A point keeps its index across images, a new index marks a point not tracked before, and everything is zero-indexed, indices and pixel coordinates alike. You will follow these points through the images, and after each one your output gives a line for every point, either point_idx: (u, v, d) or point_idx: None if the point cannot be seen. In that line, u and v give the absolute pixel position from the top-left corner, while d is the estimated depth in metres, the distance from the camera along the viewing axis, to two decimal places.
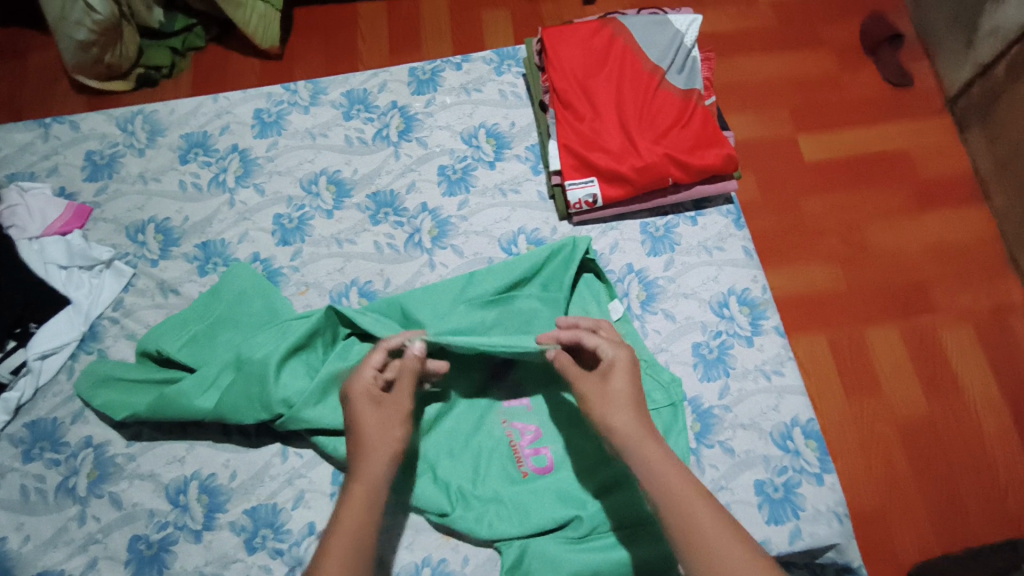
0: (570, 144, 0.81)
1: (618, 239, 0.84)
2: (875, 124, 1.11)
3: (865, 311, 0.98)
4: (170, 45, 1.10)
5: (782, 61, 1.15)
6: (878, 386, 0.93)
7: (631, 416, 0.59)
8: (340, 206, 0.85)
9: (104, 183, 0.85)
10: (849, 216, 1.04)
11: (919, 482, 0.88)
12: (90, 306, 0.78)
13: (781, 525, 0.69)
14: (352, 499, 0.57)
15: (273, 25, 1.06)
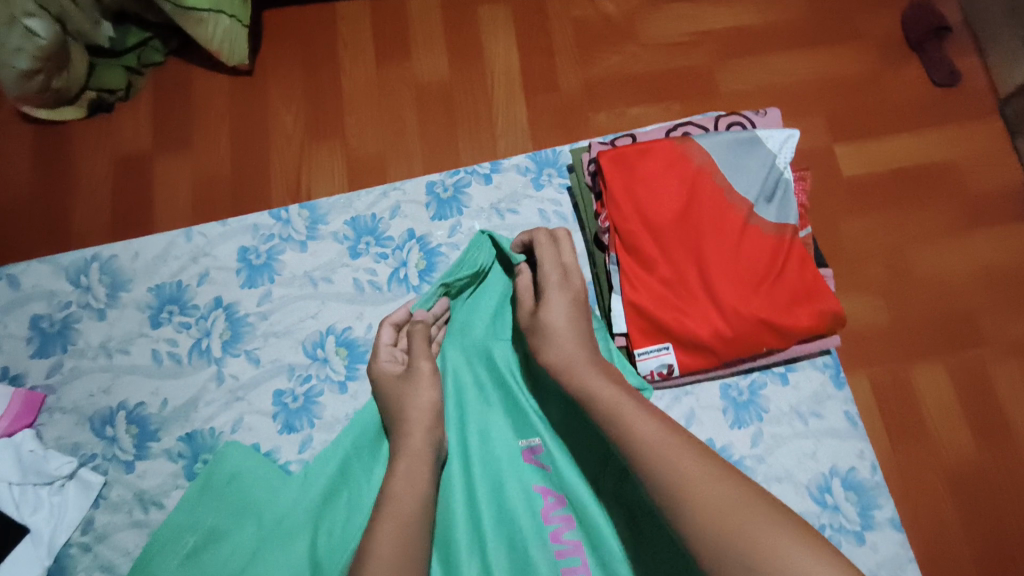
0: (643, 304, 0.66)
1: (694, 408, 0.70)
2: (927, 130, 0.93)
3: (910, 346, 0.83)
4: (124, 64, 0.88)
5: (818, 60, 0.95)
6: (924, 429, 0.80)
7: (579, 339, 0.61)
8: (354, 375, 0.69)
9: (57, 360, 0.69)
10: (893, 237, 0.88)
11: (969, 533, 0.76)
12: (54, 532, 0.63)
13: None
14: (399, 468, 0.58)
15: (242, 38, 0.85)
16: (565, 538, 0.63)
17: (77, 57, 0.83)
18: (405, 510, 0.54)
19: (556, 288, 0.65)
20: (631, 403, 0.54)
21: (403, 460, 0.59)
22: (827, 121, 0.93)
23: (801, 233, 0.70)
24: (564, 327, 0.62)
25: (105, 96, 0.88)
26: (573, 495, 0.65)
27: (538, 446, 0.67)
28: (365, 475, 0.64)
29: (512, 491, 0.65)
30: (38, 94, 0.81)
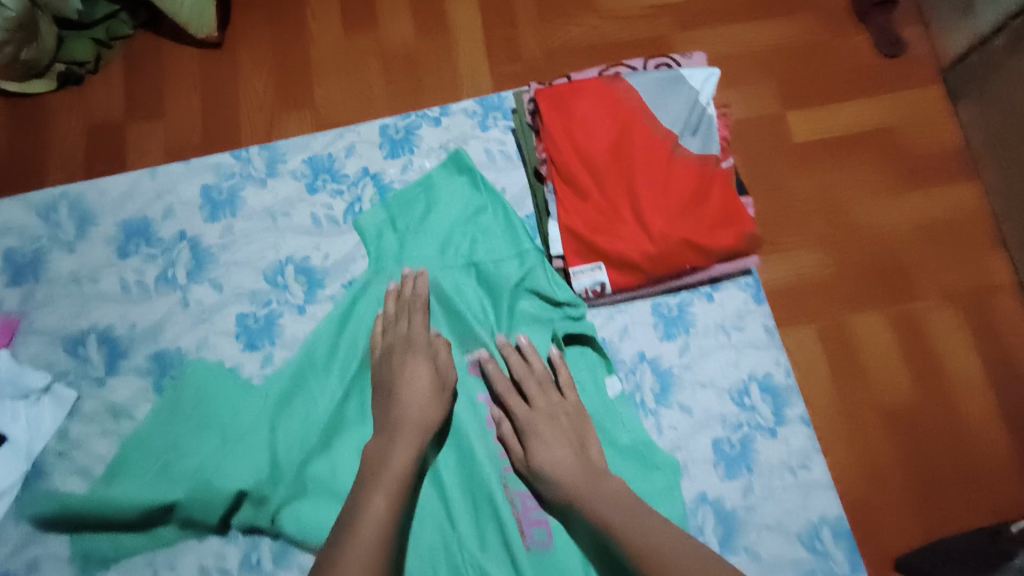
0: (575, 228, 0.72)
1: (628, 324, 0.75)
2: (867, 96, 0.99)
3: (852, 296, 0.90)
4: (92, 36, 0.92)
5: (769, 29, 1.02)
6: (863, 372, 0.86)
7: (578, 469, 0.65)
8: (312, 300, 0.75)
9: (30, 289, 0.73)
10: (836, 195, 0.94)
11: (904, 470, 0.82)
12: (32, 440, 0.69)
13: None
14: (400, 453, 0.62)
15: (208, 11, 0.91)
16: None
17: (44, 28, 0.87)
18: (398, 487, 0.60)
19: (538, 423, 0.68)
20: (638, 524, 0.61)
21: (404, 435, 0.64)
22: (779, 88, 0.99)
23: (724, 163, 0.75)
24: (565, 461, 0.66)
25: (74, 68, 0.92)
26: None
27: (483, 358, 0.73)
28: (320, 385, 0.71)
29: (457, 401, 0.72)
30: (7, 64, 0.86)
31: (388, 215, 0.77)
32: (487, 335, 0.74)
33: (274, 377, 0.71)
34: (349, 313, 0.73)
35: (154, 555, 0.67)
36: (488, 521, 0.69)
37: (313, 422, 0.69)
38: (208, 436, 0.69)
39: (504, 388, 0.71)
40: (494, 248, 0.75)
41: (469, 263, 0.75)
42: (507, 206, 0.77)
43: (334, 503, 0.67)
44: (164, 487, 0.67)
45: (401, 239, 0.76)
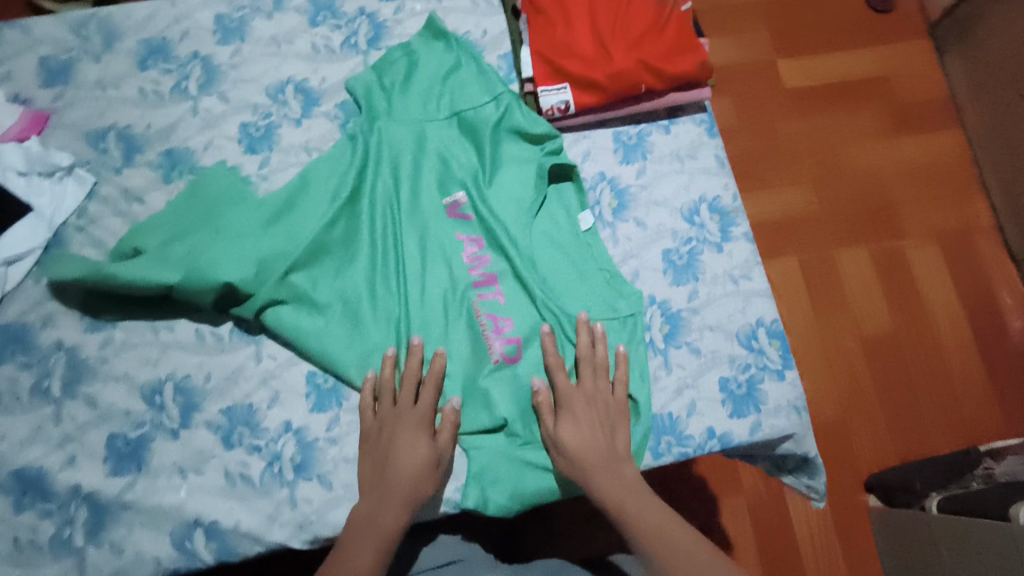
0: (542, 51, 0.81)
1: (590, 148, 0.84)
2: (831, 62, 1.54)
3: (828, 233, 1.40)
4: None
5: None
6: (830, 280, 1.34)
7: (602, 451, 0.67)
8: (308, 114, 0.83)
9: (61, 90, 0.82)
10: (813, 145, 1.47)
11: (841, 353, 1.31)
12: (53, 213, 0.76)
13: (743, 419, 0.74)
14: (387, 515, 0.64)
15: None
16: (481, 272, 0.77)
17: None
18: (384, 545, 0.63)
19: (574, 406, 0.69)
20: (643, 506, 0.65)
21: (392, 502, 0.65)
22: (742, 37, 1.54)
23: (683, 7, 0.85)
24: (592, 446, 0.67)
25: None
26: (491, 239, 0.79)
27: (461, 199, 0.80)
28: (310, 210, 0.77)
29: (434, 232, 0.79)
30: None
31: (376, 76, 0.84)
32: (469, 180, 0.81)
33: (269, 196, 0.78)
34: (340, 151, 0.81)
35: (156, 319, 0.75)
36: (457, 326, 0.76)
37: (301, 233, 0.76)
38: (207, 233, 0.75)
39: (556, 361, 0.72)
40: (477, 104, 0.82)
41: (452, 115, 0.82)
42: (478, 56, 0.86)
43: (315, 310, 0.75)
44: (159, 268, 0.71)
45: (388, 94, 0.83)
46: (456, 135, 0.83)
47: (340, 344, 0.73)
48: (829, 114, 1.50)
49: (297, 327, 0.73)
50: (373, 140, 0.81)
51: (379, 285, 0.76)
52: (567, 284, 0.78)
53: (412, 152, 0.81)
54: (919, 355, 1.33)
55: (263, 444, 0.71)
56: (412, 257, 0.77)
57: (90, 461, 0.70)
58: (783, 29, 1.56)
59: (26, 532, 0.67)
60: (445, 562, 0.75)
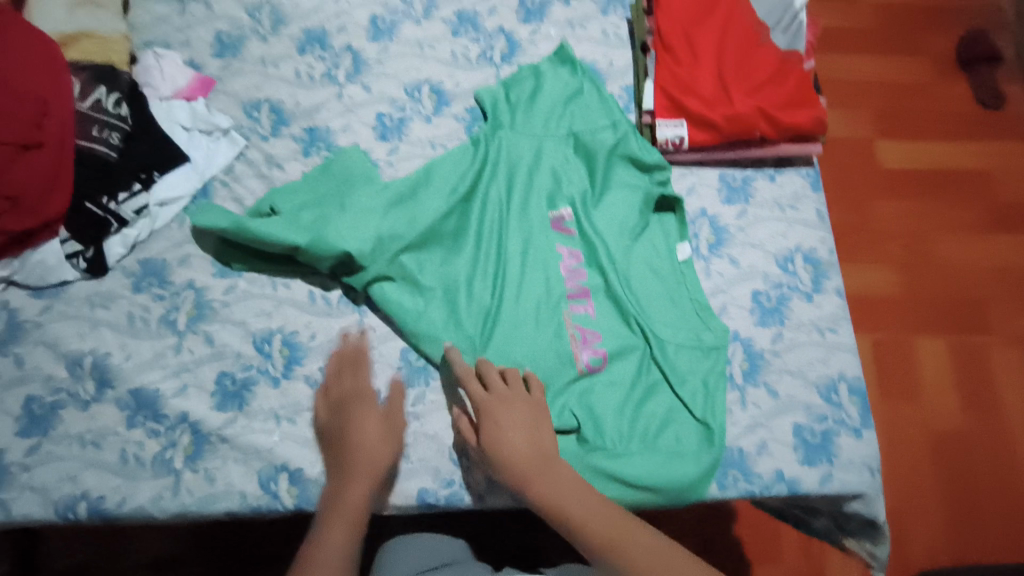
0: (665, 85, 0.86)
1: (695, 184, 0.88)
2: (937, 145, 1.53)
3: (919, 319, 1.38)
4: None
5: (880, 64, 1.59)
6: (909, 367, 1.34)
7: (534, 456, 0.67)
8: (438, 113, 0.91)
9: (228, 62, 0.91)
10: (911, 227, 1.46)
11: (912, 441, 1.29)
12: (206, 167, 0.85)
13: (814, 467, 0.75)
14: (354, 490, 0.67)
15: None
16: (576, 284, 0.83)
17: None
18: (356, 520, 0.66)
19: (493, 412, 0.69)
20: (593, 510, 0.63)
21: (357, 476, 0.68)
22: (849, 107, 1.55)
23: (805, 64, 0.87)
24: (523, 448, 0.67)
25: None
26: (590, 255, 0.84)
27: (567, 215, 0.85)
28: (428, 201, 0.83)
29: (539, 240, 0.84)
30: None
31: (504, 89, 0.90)
32: (578, 198, 0.86)
33: (394, 181, 0.84)
34: (463, 152, 0.87)
35: (276, 276, 0.81)
36: (549, 330, 0.80)
37: (417, 220, 0.81)
38: (334, 207, 0.81)
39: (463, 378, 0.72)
40: (596, 129, 0.87)
41: (570, 135, 0.88)
42: (599, 83, 0.92)
43: (417, 292, 0.80)
44: (289, 231, 0.78)
45: (512, 108, 0.89)
46: (571, 153, 0.88)
47: (436, 327, 0.78)
48: (924, 199, 1.49)
49: (402, 305, 0.79)
50: (494, 147, 0.86)
51: (481, 279, 0.81)
52: (657, 308, 0.82)
53: (527, 162, 0.86)
54: (993, 455, 1.29)
55: None
56: (514, 259, 0.82)
57: (199, 392, 0.76)
58: (886, 110, 1.55)
59: (134, 447, 0.73)
60: (437, 565, 0.78)
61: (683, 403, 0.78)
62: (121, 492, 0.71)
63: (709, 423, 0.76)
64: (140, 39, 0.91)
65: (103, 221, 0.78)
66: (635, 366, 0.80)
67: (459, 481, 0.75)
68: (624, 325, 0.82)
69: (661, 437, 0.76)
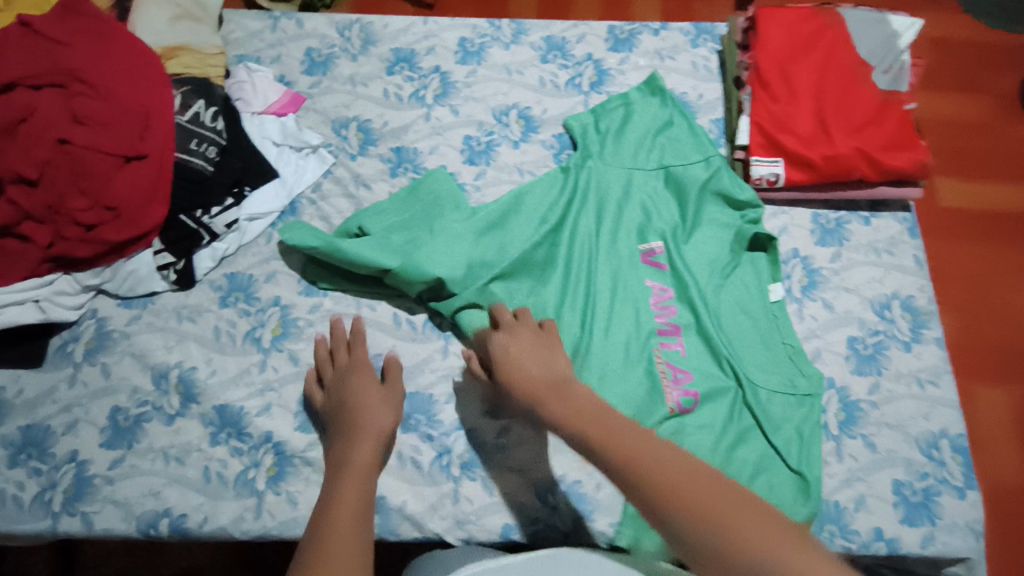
0: (762, 122, 0.84)
1: (788, 223, 0.87)
2: None
3: (980, 371, 1.11)
4: None
5: (967, 95, 1.33)
6: (987, 437, 1.08)
7: (549, 380, 0.66)
8: (526, 139, 0.90)
9: (318, 79, 0.91)
10: (986, 270, 1.19)
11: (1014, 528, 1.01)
12: (294, 184, 0.84)
13: (915, 527, 0.74)
14: (360, 449, 0.66)
15: None
16: (666, 321, 0.81)
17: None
18: (364, 477, 0.64)
19: (503, 340, 0.70)
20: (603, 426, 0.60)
21: (361, 438, 0.67)
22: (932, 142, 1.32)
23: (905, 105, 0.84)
24: (536, 372, 0.67)
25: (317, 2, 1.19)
26: (680, 291, 0.82)
27: (656, 249, 0.84)
28: (519, 230, 0.82)
29: (629, 275, 0.82)
30: None
31: (594, 117, 0.89)
32: (667, 232, 0.84)
33: (482, 207, 0.83)
34: (553, 180, 0.86)
35: (361, 298, 0.81)
36: (638, 368, 0.79)
37: (507, 249, 0.81)
38: (423, 233, 0.80)
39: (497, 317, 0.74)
40: (688, 162, 0.86)
41: (661, 167, 0.86)
42: (688, 114, 0.90)
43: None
44: (381, 254, 0.77)
45: (602, 137, 0.87)
46: (661, 187, 0.86)
47: None
48: (953, 235, 1.23)
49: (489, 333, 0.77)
50: (583, 177, 0.85)
51: (569, 311, 0.80)
52: (749, 350, 0.80)
53: (617, 193, 0.85)
54: None
55: (436, 436, 0.76)
56: (603, 292, 0.81)
57: (282, 412, 0.75)
58: (977, 144, 1.30)
59: (217, 465, 0.72)
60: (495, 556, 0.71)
61: (778, 452, 0.76)
62: (203, 511, 0.70)
63: (804, 474, 0.74)
64: (233, 53, 0.91)
65: (196, 234, 0.78)
66: (726, 409, 0.77)
67: (546, 521, 0.73)
68: (714, 366, 0.80)
69: (753, 484, 0.74)
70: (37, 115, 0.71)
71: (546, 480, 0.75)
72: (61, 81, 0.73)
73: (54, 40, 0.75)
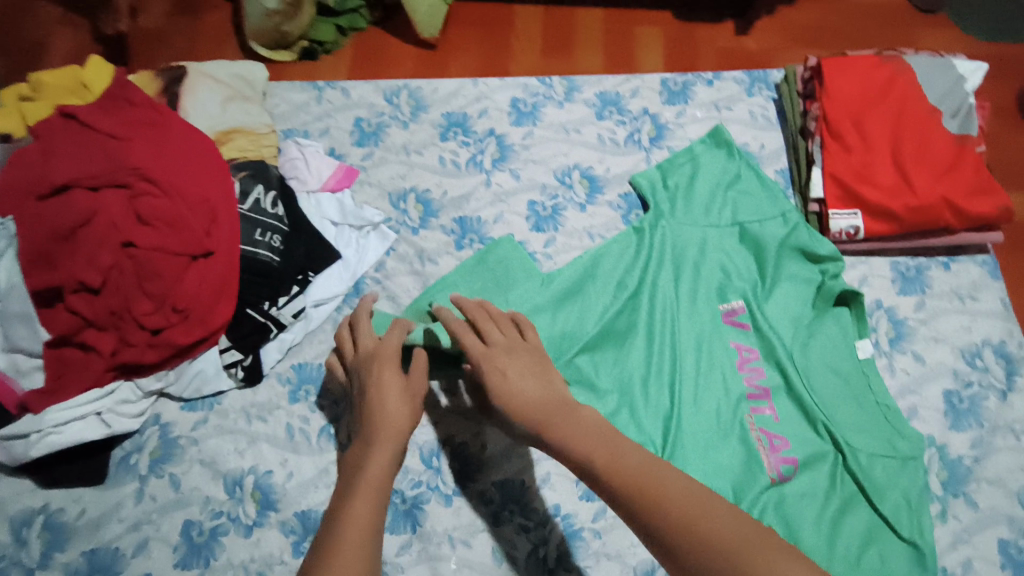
0: (839, 174, 0.82)
1: (867, 273, 0.86)
2: None
3: None
4: (336, 23, 1.00)
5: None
6: None
7: (552, 400, 0.59)
8: (592, 201, 0.87)
9: (370, 150, 0.87)
10: None
11: None
12: (357, 264, 0.80)
13: None
14: (378, 459, 0.56)
15: (439, 13, 0.98)
16: (756, 384, 0.77)
17: (305, 7, 0.95)
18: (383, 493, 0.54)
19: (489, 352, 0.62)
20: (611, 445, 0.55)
21: (377, 442, 0.57)
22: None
23: (977, 148, 0.82)
24: (538, 394, 0.60)
25: (314, 47, 0.99)
26: (767, 351, 0.79)
27: (738, 308, 0.80)
28: (597, 297, 0.79)
29: (717, 338, 0.78)
30: (270, 31, 0.95)
31: (660, 175, 0.87)
32: (747, 289, 0.81)
33: (557, 274, 0.80)
34: (627, 243, 0.83)
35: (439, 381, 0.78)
36: (732, 439, 0.74)
37: (590, 320, 0.77)
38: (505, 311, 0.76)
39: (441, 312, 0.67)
40: (763, 216, 0.83)
41: (736, 224, 0.83)
42: (755, 167, 0.88)
43: (595, 397, 0.75)
44: None
45: (671, 197, 0.85)
46: (738, 245, 0.83)
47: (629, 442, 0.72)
48: None
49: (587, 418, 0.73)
50: (658, 238, 0.82)
51: (656, 379, 0.76)
52: (845, 412, 0.76)
53: (693, 254, 0.82)
54: None
55: (531, 525, 0.72)
56: (688, 357, 0.77)
57: None
58: None
59: None
60: None
61: (888, 521, 0.71)
62: None
63: (917, 542, 0.70)
64: (281, 128, 0.88)
65: (264, 327, 0.74)
66: (828, 476, 0.73)
67: None
68: (808, 429, 0.76)
69: (866, 556, 0.69)
70: (98, 217, 0.69)
71: (644, 562, 0.71)
72: (122, 179, 0.70)
73: (110, 136, 0.72)
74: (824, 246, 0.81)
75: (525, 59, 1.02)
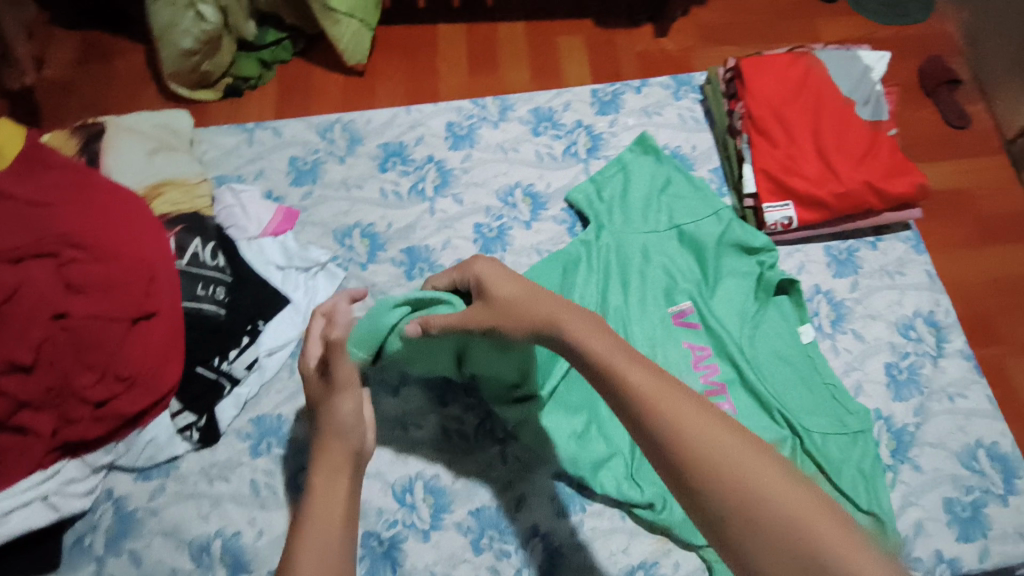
0: (768, 168, 0.85)
1: (803, 261, 0.89)
2: None
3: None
4: (259, 57, 0.98)
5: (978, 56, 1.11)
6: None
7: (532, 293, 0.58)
8: (536, 217, 0.88)
9: (309, 188, 0.86)
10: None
11: None
12: (308, 306, 0.79)
13: (972, 543, 0.75)
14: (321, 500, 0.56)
15: (364, 41, 0.97)
16: (711, 380, 0.79)
17: (224, 46, 0.93)
18: (332, 530, 0.54)
19: (496, 281, 0.60)
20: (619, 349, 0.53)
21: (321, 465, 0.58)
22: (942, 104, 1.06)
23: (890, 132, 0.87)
24: (523, 293, 0.58)
25: (239, 83, 0.97)
26: (718, 347, 0.81)
27: (686, 309, 0.82)
28: None
29: (671, 341, 0.80)
30: (189, 73, 0.93)
31: (595, 187, 0.88)
32: (692, 289, 0.83)
33: None
34: (575, 257, 0.84)
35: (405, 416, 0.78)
36: None
37: None
38: None
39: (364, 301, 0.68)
40: (698, 215, 0.85)
41: (673, 226, 0.85)
42: (682, 168, 0.91)
43: (563, 413, 0.75)
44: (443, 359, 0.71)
45: (609, 206, 0.86)
46: (680, 247, 0.85)
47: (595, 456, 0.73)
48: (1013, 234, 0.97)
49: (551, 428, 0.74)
50: (603, 249, 0.84)
51: None
52: (797, 398, 0.79)
53: (638, 260, 0.83)
54: None
55: (511, 550, 0.72)
56: None
57: None
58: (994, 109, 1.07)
59: None
60: None
61: (846, 496, 0.74)
62: None
63: (877, 513, 0.73)
64: (213, 175, 0.86)
65: (216, 384, 0.72)
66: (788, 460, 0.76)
67: None
68: (764, 417, 0.78)
69: None
70: (25, 290, 0.65)
71: (625, 569, 0.72)
72: (47, 248, 0.67)
73: (29, 203, 0.68)
74: (754, 241, 0.84)
75: (452, 80, 1.02)
